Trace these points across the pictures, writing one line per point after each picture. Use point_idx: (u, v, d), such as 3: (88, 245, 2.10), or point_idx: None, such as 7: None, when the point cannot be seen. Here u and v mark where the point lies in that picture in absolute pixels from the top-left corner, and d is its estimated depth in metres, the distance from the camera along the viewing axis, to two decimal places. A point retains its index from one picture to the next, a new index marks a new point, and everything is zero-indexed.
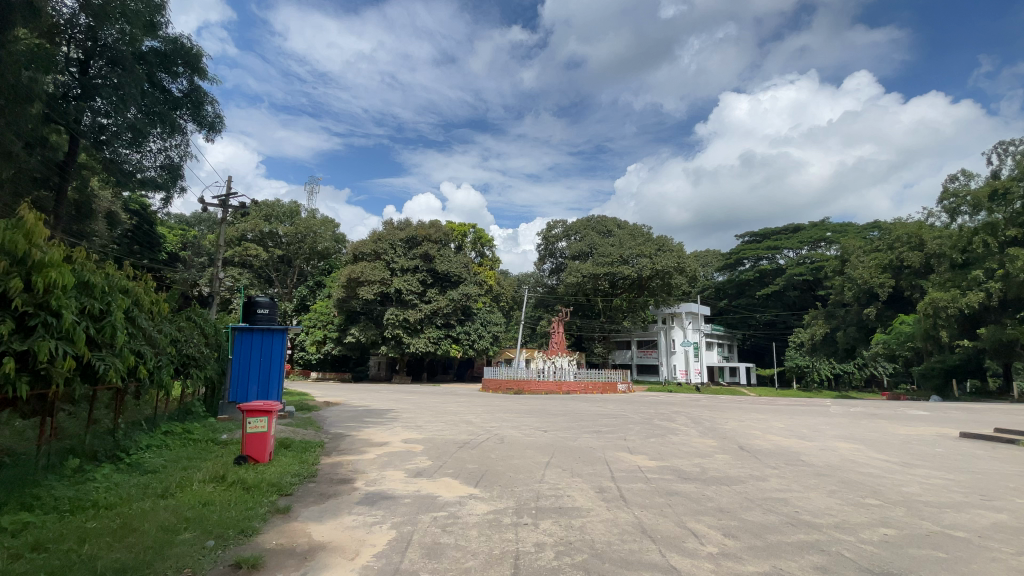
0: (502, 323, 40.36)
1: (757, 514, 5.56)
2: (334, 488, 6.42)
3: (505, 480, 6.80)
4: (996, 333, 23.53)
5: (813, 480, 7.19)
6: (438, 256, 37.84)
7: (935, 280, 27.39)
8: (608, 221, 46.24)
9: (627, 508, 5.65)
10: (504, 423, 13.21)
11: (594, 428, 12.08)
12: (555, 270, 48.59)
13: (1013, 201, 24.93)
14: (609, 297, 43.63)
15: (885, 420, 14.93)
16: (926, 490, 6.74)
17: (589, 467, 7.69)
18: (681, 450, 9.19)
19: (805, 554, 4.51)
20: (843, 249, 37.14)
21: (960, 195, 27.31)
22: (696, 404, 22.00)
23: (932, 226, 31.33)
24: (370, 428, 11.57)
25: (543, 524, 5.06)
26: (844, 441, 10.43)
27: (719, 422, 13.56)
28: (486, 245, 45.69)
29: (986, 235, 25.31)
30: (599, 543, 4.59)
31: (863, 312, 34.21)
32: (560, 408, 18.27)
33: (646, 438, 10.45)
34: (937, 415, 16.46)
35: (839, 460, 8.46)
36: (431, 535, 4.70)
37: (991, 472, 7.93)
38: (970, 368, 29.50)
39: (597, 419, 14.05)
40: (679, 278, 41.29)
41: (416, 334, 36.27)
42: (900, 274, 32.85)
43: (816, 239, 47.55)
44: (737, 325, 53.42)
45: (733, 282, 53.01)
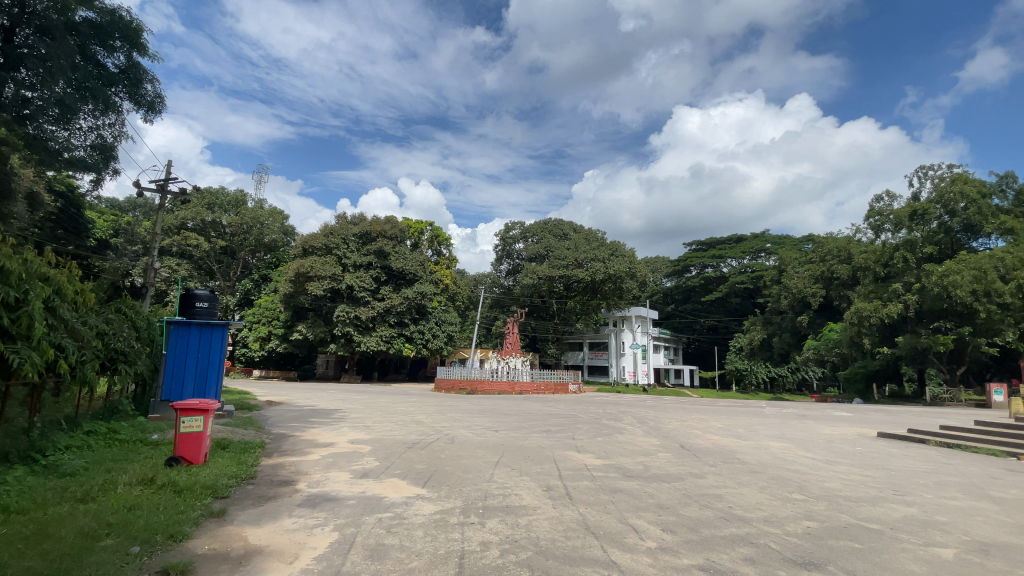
0: (456, 323, 40.02)
1: (694, 509, 5.83)
2: (274, 490, 6.17)
3: (453, 480, 6.78)
4: (912, 342, 25.61)
5: (746, 476, 7.61)
6: (393, 253, 37.11)
7: (861, 291, 29.58)
8: (564, 225, 46.98)
9: (573, 506, 5.77)
10: (455, 423, 13.18)
11: (545, 428, 12.24)
12: (512, 271, 48.89)
13: (930, 220, 27.25)
14: (563, 299, 44.28)
15: (813, 421, 16.02)
16: (845, 485, 7.30)
17: (537, 467, 7.79)
18: (626, 449, 9.49)
19: (735, 546, 4.77)
20: (781, 260, 39.50)
21: (884, 213, 29.59)
22: (642, 404, 22.82)
23: (859, 241, 33.84)
24: (315, 429, 11.21)
25: (489, 524, 5.07)
26: (775, 440, 11.09)
27: (663, 422, 14.07)
28: (443, 243, 45.25)
29: (907, 251, 27.65)
30: (544, 540, 4.67)
31: (797, 319, 36.48)
32: (511, 408, 18.38)
33: (593, 438, 10.70)
34: (859, 415, 18.03)
35: (771, 458, 9.00)
36: (376, 536, 4.62)
37: (904, 469, 8.65)
38: (887, 373, 32.25)
39: (548, 419, 14.22)
40: (630, 283, 42.53)
41: (368, 332, 35.44)
42: (831, 285, 35.27)
43: (756, 250, 50.14)
44: (683, 330, 55.60)
45: (680, 287, 55.24)
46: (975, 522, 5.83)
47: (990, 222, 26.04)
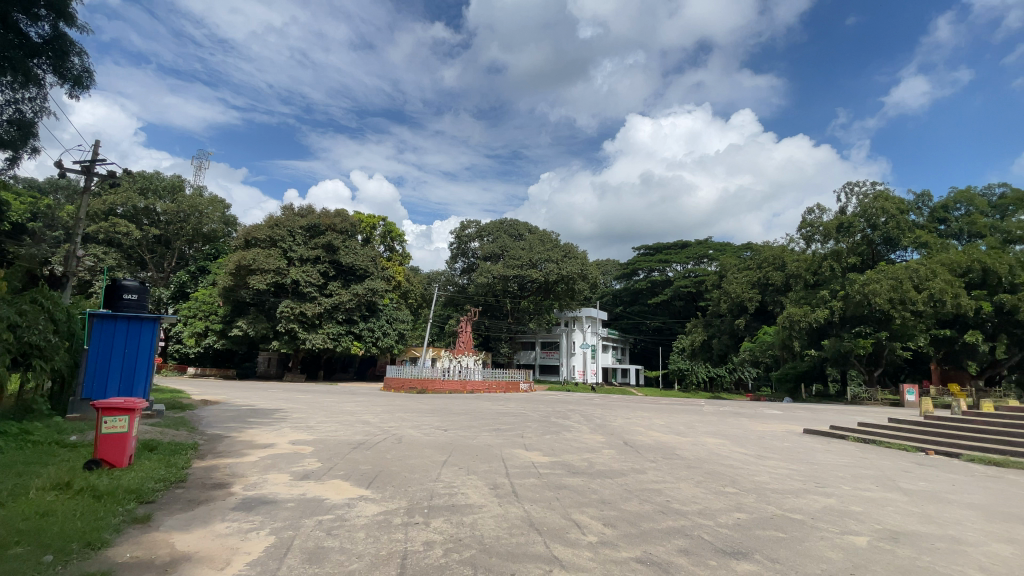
0: (408, 321, 39.32)
1: (634, 504, 6.03)
2: (206, 493, 5.85)
3: (399, 481, 6.67)
4: (836, 345, 27.63)
5: (684, 472, 7.96)
6: (343, 248, 35.96)
7: (793, 297, 31.54)
8: (520, 225, 47.21)
9: (518, 503, 5.83)
10: (403, 423, 12.96)
11: (494, 427, 12.27)
12: (466, 270, 48.58)
13: (854, 233, 29.48)
14: (517, 299, 44.58)
15: (747, 419, 16.97)
16: (773, 479, 7.79)
17: (485, 465, 7.80)
18: (572, 446, 9.69)
19: (671, 538, 4.99)
20: (722, 266, 41.51)
21: (814, 225, 31.73)
22: (590, 402, 23.36)
23: (792, 250, 36.11)
24: (254, 429, 10.72)
25: (434, 523, 5.05)
26: (712, 437, 11.66)
27: (609, 420, 14.47)
28: (396, 239, 44.31)
29: (833, 261, 29.83)
30: (488, 538, 4.69)
31: (735, 322, 38.44)
32: (460, 407, 18.28)
33: (542, 435, 10.85)
34: (788, 414, 19.29)
35: (707, 454, 9.46)
36: (314, 539, 4.48)
37: (825, 463, 9.33)
38: (814, 373, 34.61)
39: (497, 418, 14.28)
40: (581, 284, 43.38)
41: (314, 329, 34.22)
42: (766, 291, 37.37)
43: (699, 256, 52.25)
44: (631, 330, 57.36)
45: (629, 290, 56.93)
46: (885, 511, 6.38)
47: (906, 237, 28.50)
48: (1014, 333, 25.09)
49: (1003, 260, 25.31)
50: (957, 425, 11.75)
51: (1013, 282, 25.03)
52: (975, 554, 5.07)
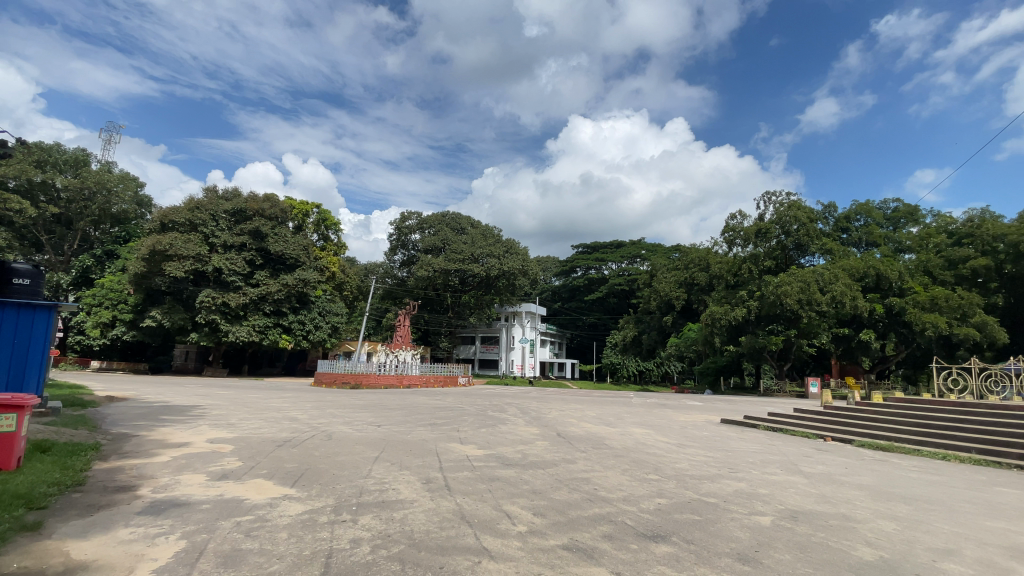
0: (342, 314, 37.90)
1: (563, 493, 6.23)
2: (109, 497, 5.38)
3: (327, 478, 6.47)
4: (752, 341, 29.89)
5: (612, 461, 8.32)
6: (272, 235, 33.95)
7: (716, 296, 33.67)
8: (462, 218, 46.95)
9: (450, 496, 5.85)
10: (334, 418, 12.54)
11: (429, 421, 12.17)
12: (406, 262, 47.55)
13: (769, 239, 31.98)
14: (458, 293, 44.29)
15: (672, 409, 18.00)
16: (692, 465, 8.34)
17: (418, 459, 7.74)
18: (507, 438, 9.83)
19: (597, 525, 5.21)
20: (654, 265, 43.54)
21: (736, 230, 34.08)
22: (526, 395, 23.75)
23: (717, 252, 38.50)
24: (167, 427, 9.96)
25: (362, 520, 4.95)
26: (639, 427, 12.26)
27: (543, 412, 14.81)
28: (331, 228, 42.52)
29: (752, 263, 32.33)
30: (418, 533, 4.67)
31: (663, 319, 40.52)
32: (395, 402, 17.94)
33: (477, 429, 10.92)
34: (708, 404, 20.65)
35: (634, 443, 9.94)
36: (232, 541, 4.25)
37: (738, 450, 10.10)
38: (732, 367, 37.24)
39: (433, 412, 14.17)
40: (522, 280, 43.85)
41: (238, 321, 32.18)
42: (692, 290, 39.58)
43: (633, 255, 54.34)
44: (568, 326, 58.85)
45: (567, 286, 58.38)
46: (788, 493, 7.01)
47: (814, 243, 31.17)
48: (900, 332, 28.25)
49: (892, 267, 28.38)
50: (849, 415, 13.14)
51: (901, 287, 28.13)
52: (859, 529, 5.71)
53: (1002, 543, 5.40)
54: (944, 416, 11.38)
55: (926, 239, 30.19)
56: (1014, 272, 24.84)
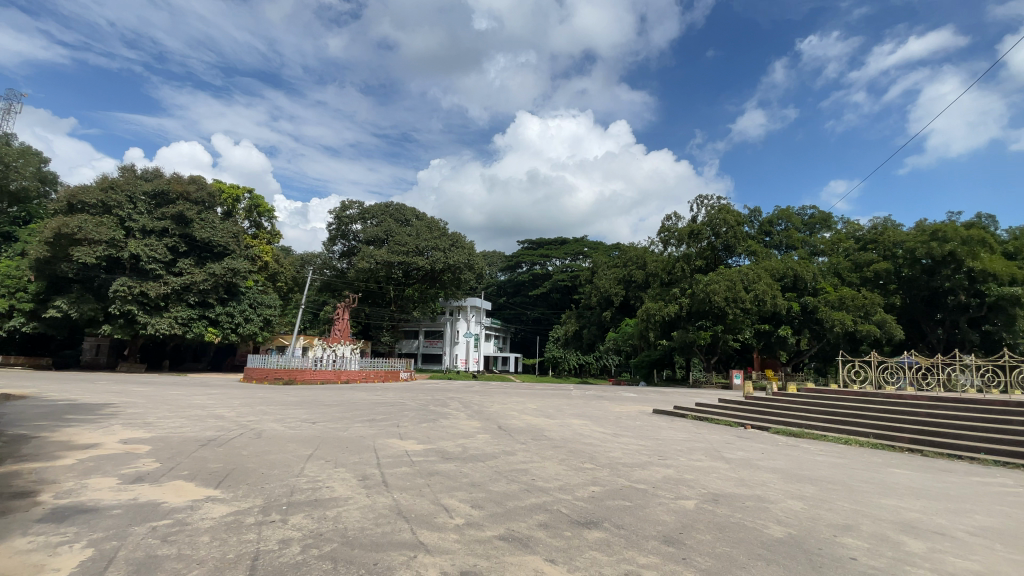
0: (276, 306, 36.00)
1: (501, 484, 6.33)
2: (2, 504, 4.85)
3: (255, 478, 6.19)
4: (683, 336, 31.56)
5: (550, 451, 8.52)
6: (198, 220, 31.65)
7: (652, 293, 35.19)
8: (406, 210, 46.13)
9: (387, 492, 5.78)
10: (265, 416, 11.96)
11: (368, 417, 11.91)
12: (346, 253, 45.99)
13: (700, 240, 33.91)
14: (401, 287, 43.40)
15: (609, 401, 18.67)
16: (625, 453, 8.72)
17: (354, 456, 7.57)
18: (447, 432, 9.82)
19: (532, 514, 5.34)
20: (595, 262, 44.89)
21: (670, 230, 35.84)
22: (469, 390, 23.76)
23: (653, 251, 40.24)
24: (72, 428, 9.07)
25: (293, 519, 4.79)
26: (577, 418, 12.64)
27: (485, 406, 14.89)
28: (264, 215, 40.25)
29: (684, 263, 34.19)
30: (352, 530, 4.59)
31: (603, 315, 41.89)
32: (332, 398, 17.39)
33: (417, 423, 10.82)
34: (643, 396, 21.56)
35: (572, 434, 10.22)
36: (146, 548, 3.98)
37: (668, 438, 10.66)
38: (665, 361, 39.11)
39: (371, 408, 13.87)
40: (467, 274, 43.60)
41: (158, 313, 29.86)
42: (630, 286, 41.13)
43: (576, 252, 55.65)
44: (512, 320, 59.35)
45: (512, 281, 58.86)
46: (711, 478, 7.50)
47: (740, 245, 33.26)
48: (812, 328, 30.55)
49: (807, 268, 30.83)
50: (767, 404, 14.20)
51: (814, 287, 30.62)
52: (772, 508, 6.22)
53: (892, 519, 6.08)
54: (847, 405, 12.57)
55: (836, 244, 33.09)
56: (908, 275, 27.77)
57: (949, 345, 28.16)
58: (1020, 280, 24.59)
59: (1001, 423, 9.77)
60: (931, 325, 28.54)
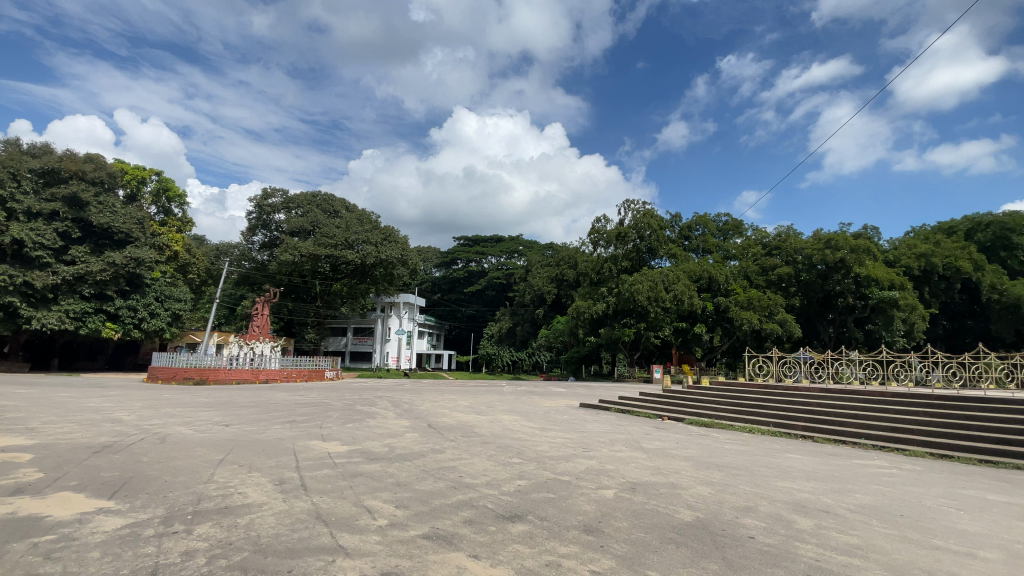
0: (187, 300, 32.83)
1: (428, 483, 6.28)
2: None
3: (158, 486, 5.72)
4: (610, 333, 33.00)
5: (478, 447, 8.58)
6: (94, 203, 28.42)
7: (582, 291, 36.42)
8: (335, 201, 44.38)
9: (306, 496, 5.55)
10: (172, 418, 11.07)
11: (288, 418, 11.34)
12: (266, 245, 43.22)
13: (626, 242, 35.61)
14: (328, 281, 41.70)
15: (539, 396, 19.07)
16: (551, 447, 8.97)
17: (271, 460, 7.19)
18: (373, 432, 9.59)
19: (458, 511, 5.36)
20: (529, 261, 45.69)
21: (600, 232, 37.30)
22: (399, 387, 23.29)
23: (584, 251, 41.58)
24: None
25: (199, 529, 4.48)
26: (507, 414, 12.81)
27: (414, 404, 14.68)
28: (175, 200, 36.96)
29: (612, 263, 35.74)
30: (266, 537, 4.37)
31: (536, 312, 42.74)
32: (250, 399, 16.41)
33: (343, 424, 10.47)
34: (572, 391, 22.23)
35: (501, 429, 10.35)
36: (21, 568, 3.55)
37: (593, 431, 11.10)
38: (593, 356, 40.64)
39: (293, 408, 13.20)
40: (400, 269, 42.23)
41: (44, 305, 26.63)
42: (561, 285, 42.26)
43: (511, 250, 56.19)
44: (446, 317, 59.01)
45: (447, 278, 58.35)
46: (631, 467, 7.92)
47: (663, 248, 35.20)
48: (724, 326, 32.86)
49: (720, 271, 33.22)
50: (684, 397, 15.18)
51: (726, 288, 32.96)
52: (683, 494, 6.68)
53: (786, 499, 6.75)
54: (752, 396, 13.75)
55: (746, 249, 35.96)
56: (806, 279, 30.72)
57: (838, 342, 31.37)
58: (897, 285, 28.07)
59: (877, 411, 11.13)
60: (824, 324, 31.73)
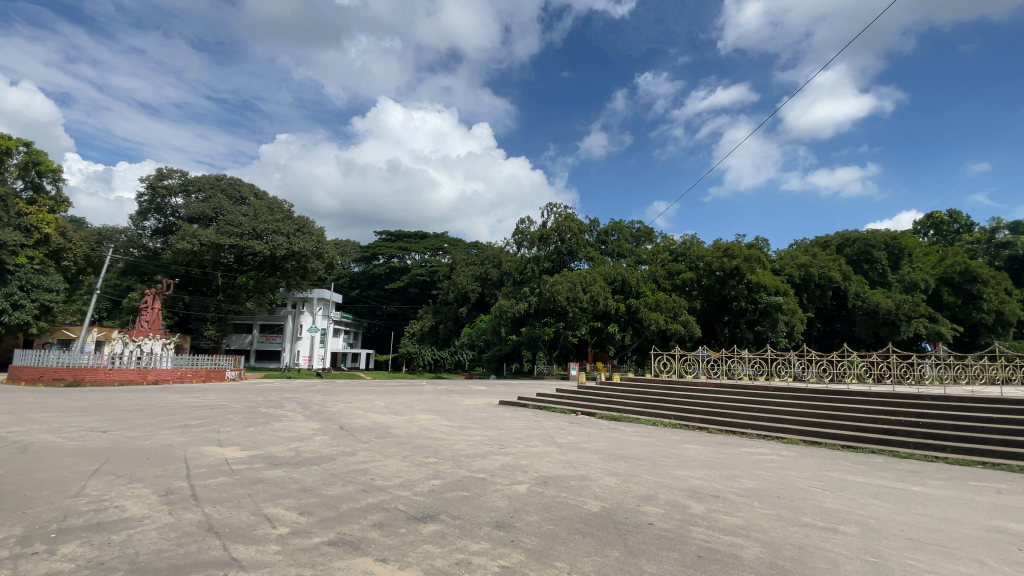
0: (60, 291, 28.76)
1: (337, 487, 6.03)
2: None
3: (11, 503, 4.96)
4: (531, 332, 33.73)
5: (393, 448, 8.39)
6: None
7: (505, 291, 36.87)
8: (242, 187, 41.33)
9: (196, 507, 5.11)
10: (33, 426, 9.64)
11: (180, 423, 10.32)
12: (161, 231, 39.23)
13: (548, 244, 36.74)
14: (231, 274, 38.54)
15: (459, 395, 18.99)
16: (468, 445, 8.98)
17: (158, 469, 6.52)
18: (278, 435, 9.02)
19: (367, 515, 5.20)
20: (453, 259, 45.42)
21: (524, 233, 38.07)
22: (312, 388, 22.12)
23: (508, 251, 42.21)
24: None
25: (63, 549, 3.96)
26: (425, 413, 12.66)
27: (326, 405, 13.99)
28: (48, 175, 32.25)
29: (534, 264, 36.58)
30: (147, 554, 3.97)
31: (459, 311, 42.48)
32: (136, 401, 14.78)
33: (244, 428, 9.75)
34: (492, 389, 22.40)
35: (417, 429, 10.19)
36: None
37: (510, 428, 11.27)
38: (513, 355, 41.34)
39: (186, 412, 12.06)
40: (315, 263, 39.89)
41: None
42: (485, 284, 42.46)
43: (435, 248, 55.49)
44: (365, 314, 57.01)
45: (367, 274, 56.40)
46: (544, 462, 8.14)
47: (582, 250, 36.53)
48: (634, 326, 34.59)
49: (632, 275, 35.33)
50: (597, 393, 15.90)
51: (637, 291, 34.99)
52: (591, 486, 7.00)
53: (683, 486, 7.32)
54: (658, 391, 14.72)
55: (656, 255, 38.40)
56: (706, 283, 33.38)
57: (732, 342, 34.41)
58: (781, 291, 31.27)
59: (762, 404, 12.40)
60: (721, 325, 34.54)
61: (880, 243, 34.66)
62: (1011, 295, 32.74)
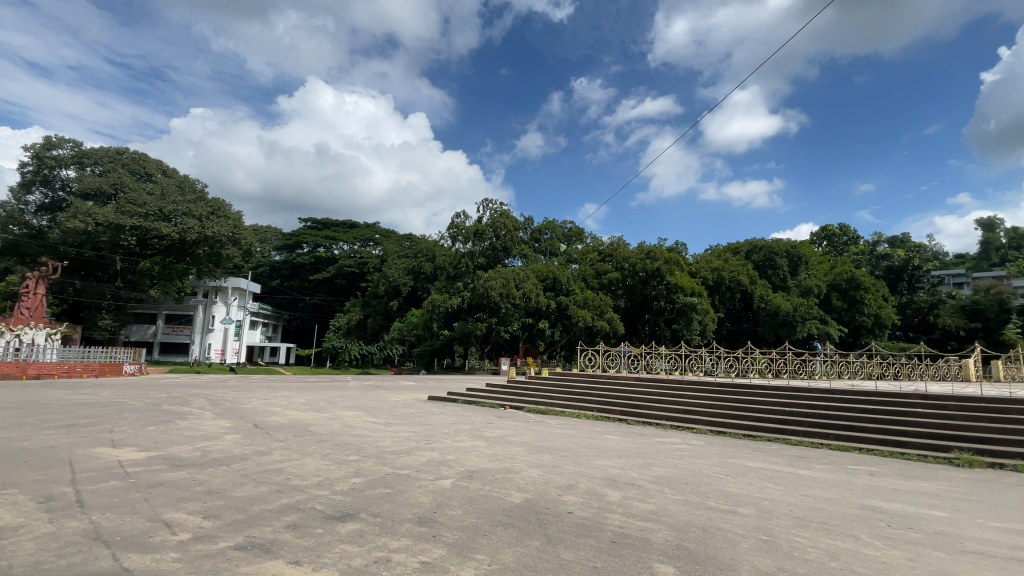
0: None
1: (247, 488, 5.70)
2: None
3: None
4: (463, 327, 33.66)
5: (312, 446, 8.06)
6: None
7: (438, 285, 36.43)
8: (148, 163, 37.64)
9: (83, 514, 4.63)
10: None
11: (64, 422, 9.21)
12: (47, 208, 34.81)
13: (482, 239, 36.93)
14: (133, 258, 35.08)
15: (386, 391, 18.53)
16: (392, 441, 8.82)
17: (36, 473, 5.82)
18: (184, 435, 8.36)
19: (281, 516, 4.98)
20: (385, 251, 44.13)
21: (458, 228, 37.87)
22: (223, 384, 20.56)
23: (442, 245, 41.71)
24: None
25: None
26: (349, 409, 12.26)
27: (239, 403, 13.08)
28: None
29: (468, 259, 36.53)
30: (19, 569, 3.54)
31: (389, 304, 41.39)
32: (8, 398, 12.95)
33: (143, 427, 8.92)
34: (420, 384, 22.01)
35: (339, 426, 9.85)
36: None
37: (437, 423, 11.19)
38: (443, 350, 41.00)
39: (73, 411, 10.79)
40: (231, 250, 37.03)
41: None
42: (417, 277, 41.67)
43: (366, 238, 53.51)
44: (287, 306, 53.97)
45: (290, 263, 53.35)
46: (469, 456, 8.18)
47: (515, 248, 36.91)
48: (564, 323, 35.49)
49: (563, 273, 36.31)
50: (524, 388, 16.18)
51: (567, 289, 35.97)
52: (515, 478, 7.14)
53: (601, 476, 7.67)
54: (582, 385, 15.27)
55: (586, 255, 39.64)
56: (630, 283, 34.96)
57: (653, 339, 36.36)
58: (697, 292, 33.48)
59: (676, 397, 13.25)
60: (643, 324, 36.27)
61: (782, 251, 38.12)
62: (886, 301, 37.28)
